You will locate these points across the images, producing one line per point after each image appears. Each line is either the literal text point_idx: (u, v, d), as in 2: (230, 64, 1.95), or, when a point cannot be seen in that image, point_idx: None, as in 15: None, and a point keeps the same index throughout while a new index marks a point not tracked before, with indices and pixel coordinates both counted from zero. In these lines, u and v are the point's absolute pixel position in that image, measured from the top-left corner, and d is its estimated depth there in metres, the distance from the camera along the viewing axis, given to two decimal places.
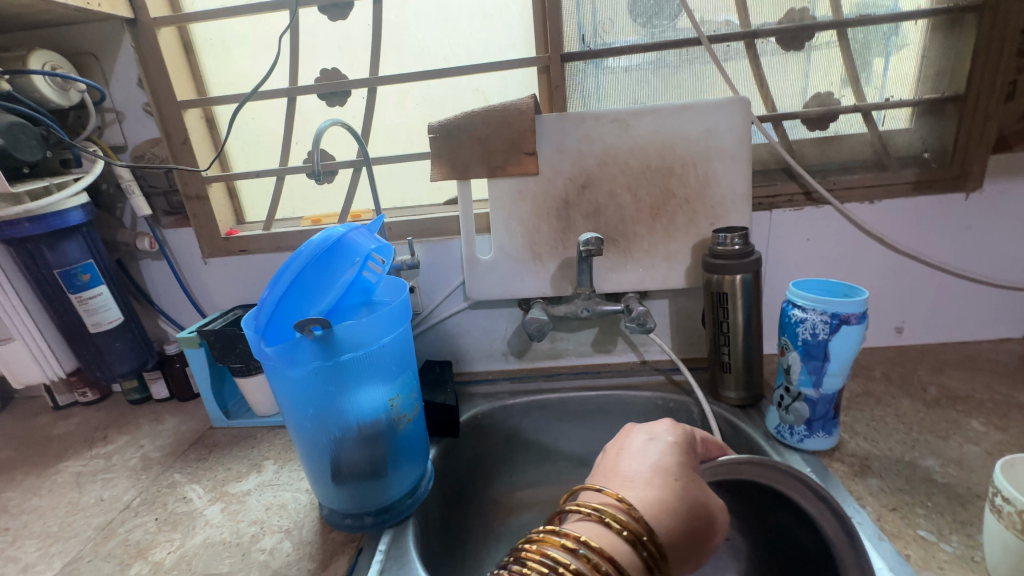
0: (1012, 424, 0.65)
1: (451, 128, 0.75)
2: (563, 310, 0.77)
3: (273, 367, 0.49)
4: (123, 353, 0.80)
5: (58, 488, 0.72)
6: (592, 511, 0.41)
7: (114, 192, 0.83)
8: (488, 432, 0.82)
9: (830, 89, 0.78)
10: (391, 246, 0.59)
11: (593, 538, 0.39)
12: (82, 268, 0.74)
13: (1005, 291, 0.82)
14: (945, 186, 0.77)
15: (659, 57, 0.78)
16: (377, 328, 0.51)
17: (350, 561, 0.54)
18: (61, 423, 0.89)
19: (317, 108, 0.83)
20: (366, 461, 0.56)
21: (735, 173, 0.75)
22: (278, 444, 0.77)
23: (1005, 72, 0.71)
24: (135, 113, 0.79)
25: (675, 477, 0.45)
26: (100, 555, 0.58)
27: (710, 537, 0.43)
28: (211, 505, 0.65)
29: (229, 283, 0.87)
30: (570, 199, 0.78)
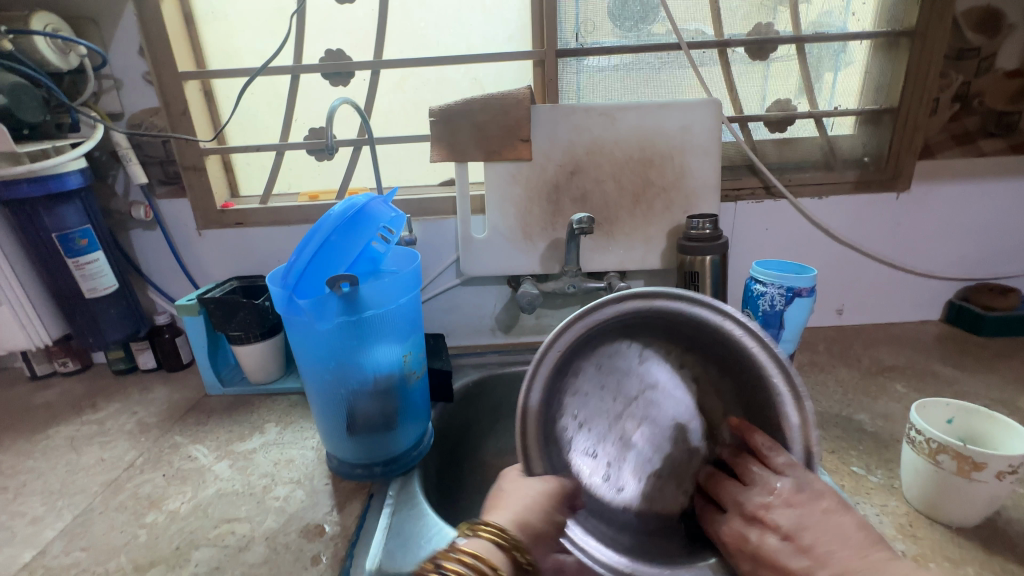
0: (927, 387, 0.77)
1: (451, 113, 0.80)
2: (551, 286, 0.84)
3: (301, 322, 0.54)
4: (115, 321, 0.81)
5: (52, 451, 0.72)
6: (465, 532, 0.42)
7: (108, 160, 0.83)
8: (478, 399, 0.88)
9: (788, 96, 0.88)
10: (403, 217, 0.63)
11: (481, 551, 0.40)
12: (79, 233, 0.74)
13: (924, 279, 0.95)
14: (881, 186, 0.89)
15: (637, 59, 0.86)
16: (395, 290, 0.56)
17: (363, 504, 0.59)
18: (43, 392, 0.88)
19: (319, 85, 0.85)
20: (378, 413, 0.61)
21: (707, 166, 0.84)
22: (277, 409, 0.80)
23: (931, 91, 0.83)
24: (134, 81, 0.80)
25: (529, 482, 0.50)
26: (111, 507, 0.60)
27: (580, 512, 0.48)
28: (219, 461, 0.68)
29: (225, 255, 0.88)
30: (560, 184, 0.85)
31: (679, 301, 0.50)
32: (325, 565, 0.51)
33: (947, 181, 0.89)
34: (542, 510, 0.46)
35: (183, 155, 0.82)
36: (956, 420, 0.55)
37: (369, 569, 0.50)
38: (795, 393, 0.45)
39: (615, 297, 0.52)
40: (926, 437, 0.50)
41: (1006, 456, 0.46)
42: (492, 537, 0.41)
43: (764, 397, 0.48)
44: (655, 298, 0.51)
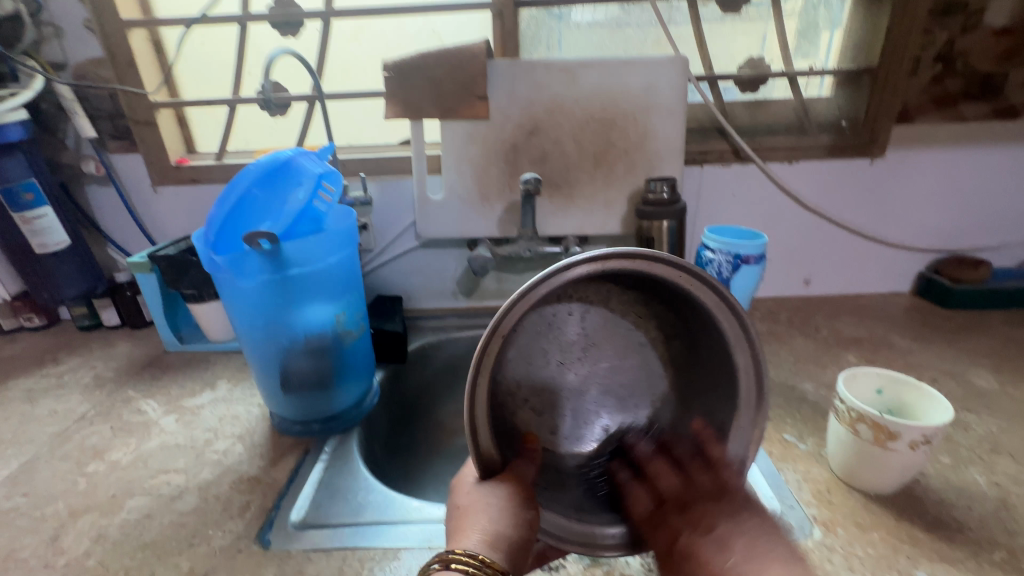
0: (879, 357, 0.77)
1: (404, 68, 0.76)
2: (507, 250, 0.83)
3: (224, 278, 0.53)
4: (70, 276, 0.82)
5: (9, 402, 0.74)
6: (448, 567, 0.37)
7: (55, 112, 0.81)
8: (435, 361, 0.88)
9: (762, 55, 0.85)
10: (339, 174, 0.61)
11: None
12: (24, 187, 0.73)
13: (896, 250, 0.93)
14: (855, 151, 0.85)
15: (621, 13, 0.83)
16: (323, 249, 0.55)
17: (298, 459, 0.60)
18: (7, 346, 0.89)
19: (270, 37, 0.82)
20: (313, 371, 0.61)
21: (671, 127, 0.81)
22: (231, 366, 0.81)
23: (913, 49, 0.78)
24: (76, 29, 0.77)
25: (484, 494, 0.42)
26: (57, 456, 0.62)
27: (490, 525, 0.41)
28: (167, 416, 0.69)
29: (180, 213, 0.87)
30: (518, 144, 0.82)
31: (633, 262, 0.39)
32: (251, 515, 0.53)
33: (924, 148, 0.85)
34: (505, 513, 0.40)
35: (132, 109, 0.80)
36: (885, 392, 0.55)
37: (294, 521, 0.52)
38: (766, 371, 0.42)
39: (573, 261, 0.37)
40: (848, 407, 0.50)
41: (920, 426, 0.47)
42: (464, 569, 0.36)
43: (720, 349, 0.44)
44: (614, 257, 0.38)
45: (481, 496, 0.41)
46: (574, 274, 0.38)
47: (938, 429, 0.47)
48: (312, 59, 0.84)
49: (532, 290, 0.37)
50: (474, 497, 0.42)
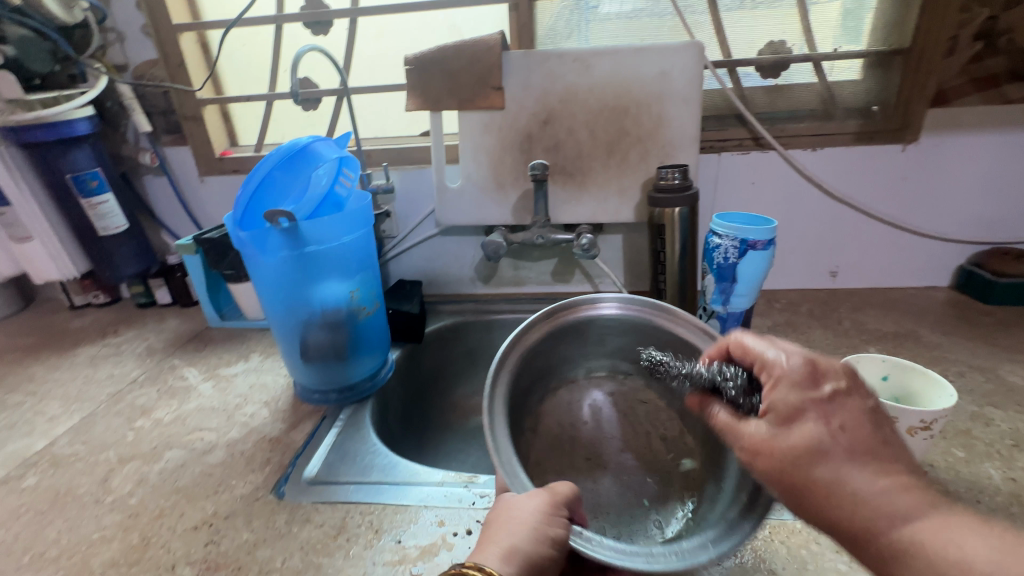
0: (902, 350, 0.74)
1: (425, 60, 0.80)
2: (520, 237, 0.85)
3: (249, 254, 0.58)
4: (128, 257, 0.91)
5: (75, 365, 0.84)
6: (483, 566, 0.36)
7: (118, 110, 0.91)
8: (450, 344, 0.92)
9: (784, 38, 0.82)
10: (356, 160, 0.66)
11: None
12: (90, 175, 0.83)
13: (932, 241, 0.88)
14: (885, 137, 0.82)
15: (651, 4, 0.83)
16: (338, 228, 0.60)
17: (315, 424, 0.65)
18: (77, 319, 1.00)
19: (304, 35, 0.88)
20: (330, 343, 0.66)
21: (686, 114, 0.80)
22: (264, 341, 0.88)
23: (949, 27, 0.74)
24: (135, 34, 0.86)
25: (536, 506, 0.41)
26: (111, 412, 0.70)
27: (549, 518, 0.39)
28: (204, 382, 0.76)
29: (222, 201, 0.95)
30: (533, 133, 0.84)
31: (589, 304, 0.57)
32: (269, 470, 0.58)
33: (962, 132, 0.80)
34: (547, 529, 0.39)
35: (183, 105, 0.89)
36: (891, 379, 0.53)
37: (306, 476, 0.56)
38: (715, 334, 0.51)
39: (539, 315, 0.55)
40: None
41: (920, 411, 0.45)
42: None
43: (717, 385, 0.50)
44: (577, 304, 0.57)
45: (511, 504, 0.40)
46: (543, 324, 0.55)
47: (938, 415, 0.45)
48: (339, 56, 0.89)
49: (522, 335, 0.53)
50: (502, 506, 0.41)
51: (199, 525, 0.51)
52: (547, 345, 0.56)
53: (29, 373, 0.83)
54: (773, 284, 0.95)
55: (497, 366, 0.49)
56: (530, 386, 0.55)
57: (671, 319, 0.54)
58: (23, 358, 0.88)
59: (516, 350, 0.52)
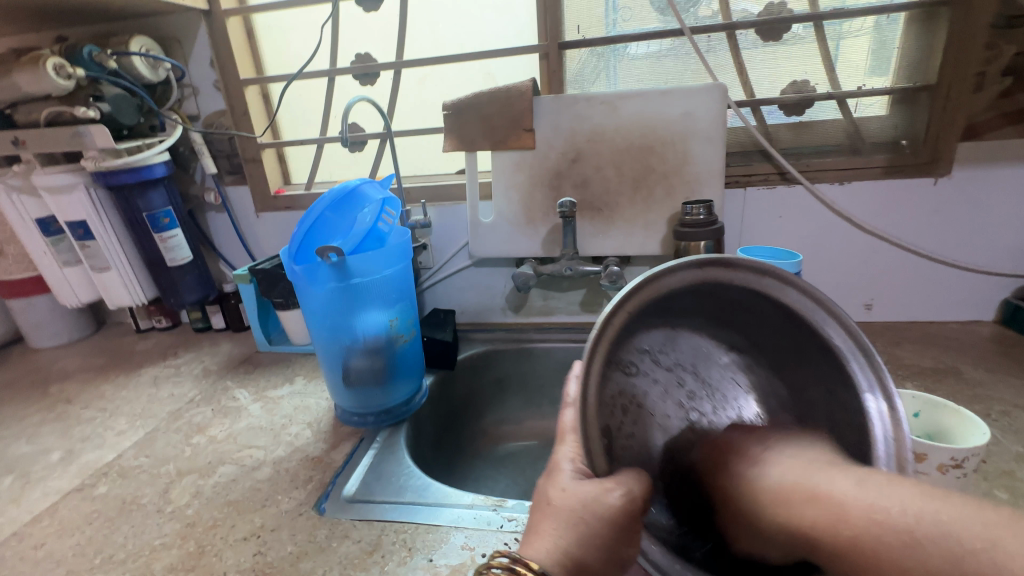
0: (941, 387, 0.72)
1: (461, 105, 0.86)
2: (550, 269, 0.89)
3: (301, 286, 0.64)
4: (191, 285, 1.00)
5: (140, 385, 0.91)
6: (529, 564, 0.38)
7: (188, 154, 1.01)
8: (481, 372, 0.95)
9: (807, 77, 0.85)
10: (398, 200, 0.72)
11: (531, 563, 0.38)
12: (163, 213, 0.93)
13: (972, 274, 0.86)
14: (916, 171, 0.82)
15: (673, 45, 0.87)
16: (380, 263, 0.65)
17: (354, 445, 0.69)
18: (142, 342, 1.10)
19: (353, 86, 0.97)
20: (369, 368, 0.71)
21: (711, 152, 0.83)
22: (308, 365, 0.93)
23: (973, 65, 0.76)
24: (207, 88, 0.97)
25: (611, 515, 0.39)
26: (171, 429, 0.77)
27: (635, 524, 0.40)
28: (254, 403, 0.82)
29: (275, 234, 1.04)
30: (562, 171, 0.88)
31: (745, 269, 0.43)
32: (311, 487, 0.62)
33: (997, 165, 0.80)
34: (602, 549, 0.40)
35: (245, 150, 0.98)
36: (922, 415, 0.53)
37: (345, 494, 0.60)
38: (881, 365, 0.42)
39: (673, 263, 0.40)
40: None
41: (949, 447, 0.45)
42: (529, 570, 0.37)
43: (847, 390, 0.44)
44: (735, 263, 0.42)
45: (583, 500, 0.39)
46: (674, 277, 0.41)
47: (970, 453, 0.45)
48: (384, 104, 0.98)
49: (646, 286, 0.39)
50: (567, 499, 0.40)
51: (248, 537, 0.55)
52: (677, 294, 0.44)
53: (100, 391, 0.91)
54: None
55: (597, 337, 0.37)
56: (638, 324, 0.45)
57: (835, 330, 0.44)
58: (95, 376, 0.96)
59: (638, 302, 0.39)
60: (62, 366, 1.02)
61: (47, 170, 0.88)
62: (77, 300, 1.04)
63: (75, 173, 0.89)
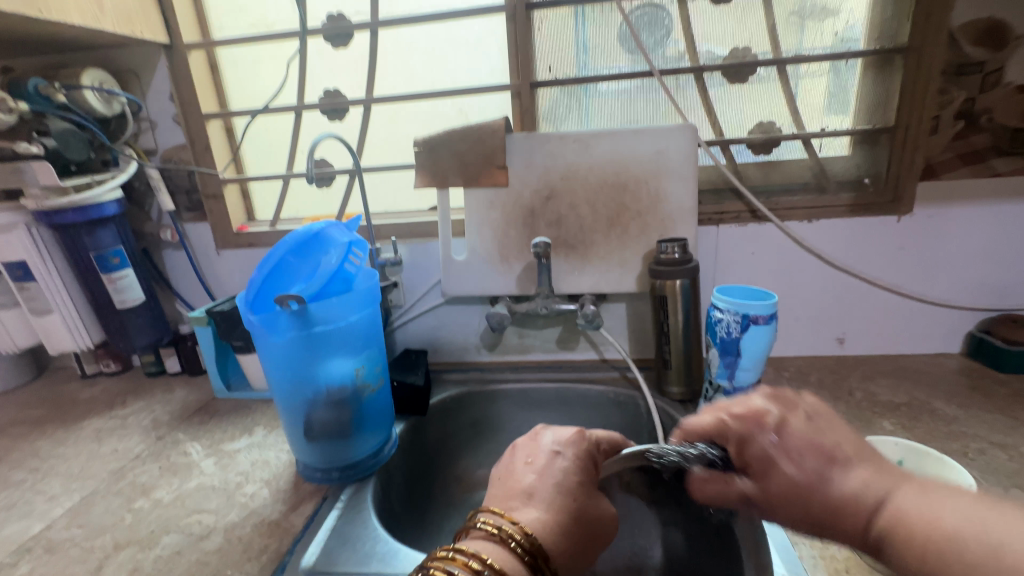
0: (919, 425, 0.72)
1: (433, 142, 0.85)
2: (525, 307, 0.86)
3: (259, 335, 0.60)
4: (143, 328, 0.94)
5: (80, 440, 0.83)
6: (495, 532, 0.42)
7: (145, 189, 0.96)
8: (455, 415, 0.91)
9: (773, 118, 0.87)
10: (366, 242, 0.69)
11: (496, 560, 0.40)
12: (113, 252, 0.87)
13: (937, 308, 0.88)
14: (880, 209, 0.84)
15: (643, 84, 0.88)
16: (345, 308, 0.62)
17: (315, 506, 0.64)
18: (86, 389, 1.01)
19: (322, 121, 0.95)
20: (333, 421, 0.66)
21: (683, 190, 0.83)
22: (269, 413, 0.87)
23: (930, 109, 0.79)
24: (166, 122, 0.93)
25: (573, 496, 0.47)
26: (111, 492, 0.70)
27: (593, 531, 0.46)
28: (207, 458, 0.76)
29: (237, 271, 0.99)
30: (535, 209, 0.87)
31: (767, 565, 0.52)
32: (267, 557, 0.56)
33: (953, 204, 0.83)
34: (565, 532, 0.44)
35: (205, 185, 0.94)
36: (906, 462, 0.52)
37: (303, 565, 0.54)
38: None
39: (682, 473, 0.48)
40: None
41: None
42: (507, 532, 0.42)
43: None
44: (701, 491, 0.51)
45: (559, 483, 0.47)
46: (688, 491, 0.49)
47: None
48: (354, 139, 0.95)
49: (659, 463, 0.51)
50: (524, 451, 0.52)
51: None
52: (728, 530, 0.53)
53: (33, 448, 0.82)
54: (780, 352, 0.95)
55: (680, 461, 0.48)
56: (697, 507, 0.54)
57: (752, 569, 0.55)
58: (29, 431, 0.88)
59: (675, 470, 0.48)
60: None
61: None
62: (14, 346, 0.95)
63: (15, 212, 0.83)
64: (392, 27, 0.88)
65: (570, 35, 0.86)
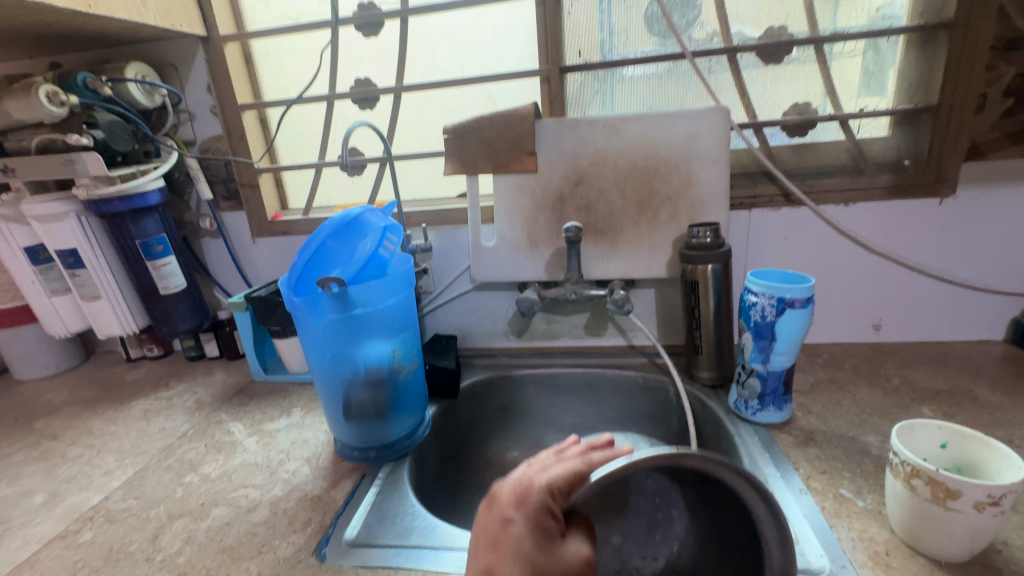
0: (960, 411, 0.70)
1: (462, 129, 0.85)
2: (554, 292, 0.86)
3: (301, 317, 0.62)
4: (184, 313, 0.98)
5: (130, 419, 0.88)
6: None
7: (184, 180, 1.00)
8: (485, 399, 0.92)
9: (809, 99, 0.85)
10: (401, 227, 0.71)
11: None
12: (156, 240, 0.91)
13: (979, 293, 0.85)
14: (921, 191, 0.82)
15: (673, 66, 0.87)
16: (382, 292, 0.63)
17: (355, 483, 0.66)
18: (132, 372, 1.06)
19: (353, 111, 0.96)
20: (370, 401, 0.68)
21: (715, 174, 0.82)
22: (305, 396, 0.90)
23: (976, 85, 0.76)
24: (203, 114, 0.96)
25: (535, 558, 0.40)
26: (162, 467, 0.73)
27: None
28: (249, 437, 0.79)
29: (272, 259, 1.01)
30: (565, 195, 0.87)
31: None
32: (311, 530, 0.59)
33: (1001, 185, 0.80)
34: None
35: (241, 175, 0.97)
36: (950, 446, 0.51)
37: (347, 538, 0.57)
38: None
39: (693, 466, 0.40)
40: (902, 460, 0.48)
41: (984, 484, 0.43)
42: None
43: None
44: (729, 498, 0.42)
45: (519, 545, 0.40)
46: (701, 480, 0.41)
47: (1008, 489, 0.43)
48: (384, 127, 0.97)
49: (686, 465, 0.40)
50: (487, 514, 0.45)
51: None
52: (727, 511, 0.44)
53: (87, 426, 0.87)
54: (813, 339, 0.94)
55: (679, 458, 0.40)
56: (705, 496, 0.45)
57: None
58: (82, 410, 0.92)
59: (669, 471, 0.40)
60: (49, 398, 0.98)
61: (37, 198, 0.86)
62: (65, 330, 1.00)
63: (66, 201, 0.87)
64: (421, 15, 0.88)
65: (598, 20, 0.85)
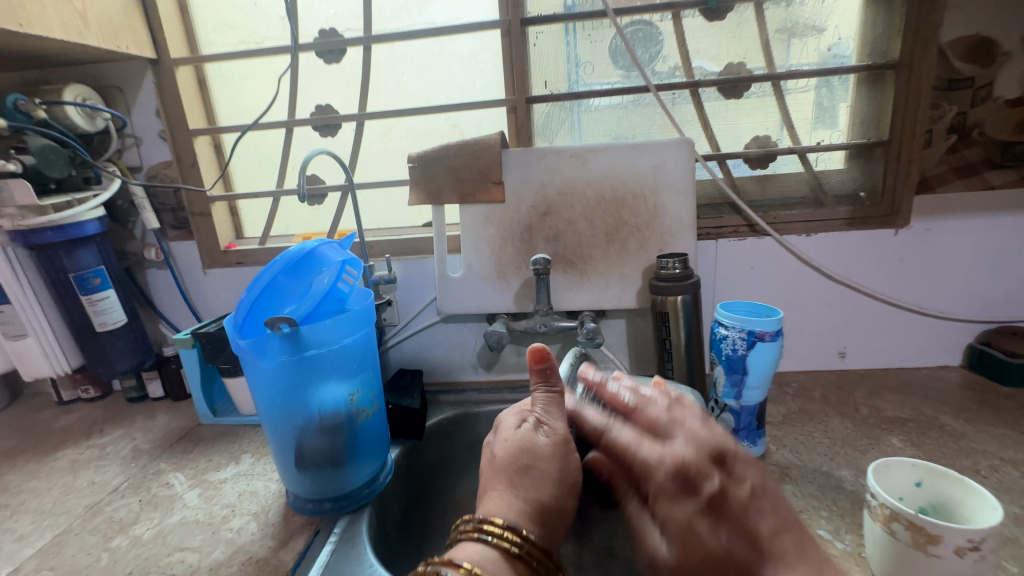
0: (929, 441, 0.70)
1: (428, 157, 0.83)
2: (523, 325, 0.84)
3: (248, 359, 0.58)
4: (123, 351, 0.90)
5: (54, 472, 0.79)
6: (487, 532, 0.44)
7: (128, 208, 0.94)
8: (453, 438, 0.88)
9: (769, 132, 0.87)
10: (360, 260, 0.67)
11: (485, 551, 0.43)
12: (93, 273, 0.84)
13: (936, 320, 0.88)
14: (877, 223, 0.85)
15: (638, 98, 0.87)
16: (338, 331, 0.59)
17: (306, 541, 0.60)
18: (63, 416, 0.96)
19: (312, 138, 0.93)
20: (325, 448, 0.63)
21: (682, 205, 0.82)
22: (257, 440, 0.83)
23: (923, 122, 0.79)
24: (152, 138, 0.90)
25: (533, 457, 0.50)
26: (87, 529, 0.65)
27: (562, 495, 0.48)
28: (190, 490, 0.72)
29: (225, 291, 0.95)
30: (533, 225, 0.86)
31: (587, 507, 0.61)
32: None
33: (951, 216, 0.83)
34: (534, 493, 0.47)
35: (191, 203, 0.91)
36: (925, 484, 0.51)
37: None
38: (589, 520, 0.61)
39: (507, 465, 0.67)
40: (880, 502, 0.46)
41: (963, 528, 0.41)
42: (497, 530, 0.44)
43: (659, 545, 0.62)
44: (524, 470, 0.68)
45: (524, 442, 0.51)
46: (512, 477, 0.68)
47: (987, 533, 0.41)
48: (346, 155, 0.94)
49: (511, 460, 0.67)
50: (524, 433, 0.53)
51: None
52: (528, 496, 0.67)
53: (3, 482, 0.77)
54: (781, 367, 0.94)
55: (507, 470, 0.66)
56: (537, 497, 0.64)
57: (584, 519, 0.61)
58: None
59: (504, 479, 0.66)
60: None
61: None
62: None
63: None
64: (385, 43, 0.87)
65: (564, 50, 0.86)
